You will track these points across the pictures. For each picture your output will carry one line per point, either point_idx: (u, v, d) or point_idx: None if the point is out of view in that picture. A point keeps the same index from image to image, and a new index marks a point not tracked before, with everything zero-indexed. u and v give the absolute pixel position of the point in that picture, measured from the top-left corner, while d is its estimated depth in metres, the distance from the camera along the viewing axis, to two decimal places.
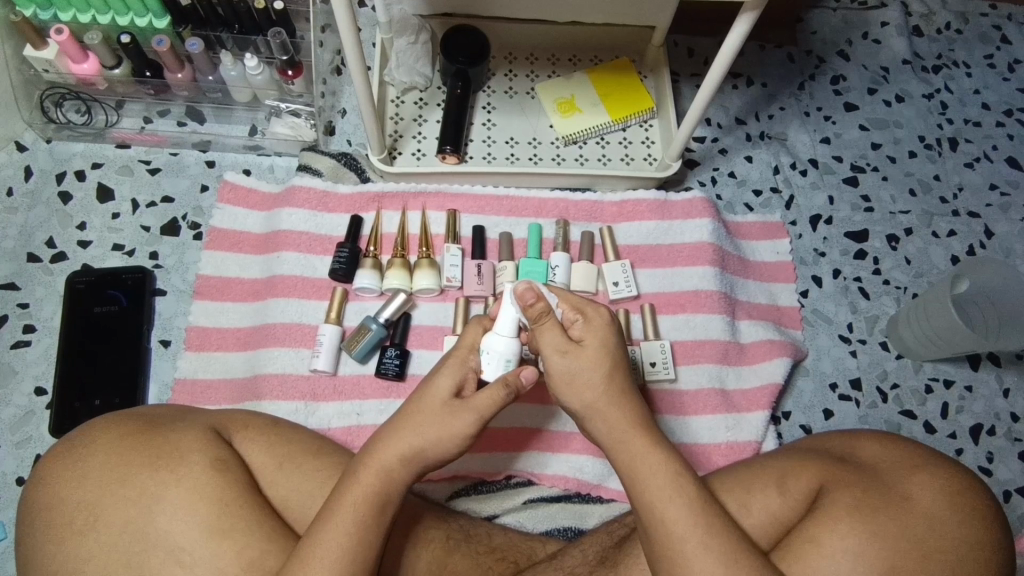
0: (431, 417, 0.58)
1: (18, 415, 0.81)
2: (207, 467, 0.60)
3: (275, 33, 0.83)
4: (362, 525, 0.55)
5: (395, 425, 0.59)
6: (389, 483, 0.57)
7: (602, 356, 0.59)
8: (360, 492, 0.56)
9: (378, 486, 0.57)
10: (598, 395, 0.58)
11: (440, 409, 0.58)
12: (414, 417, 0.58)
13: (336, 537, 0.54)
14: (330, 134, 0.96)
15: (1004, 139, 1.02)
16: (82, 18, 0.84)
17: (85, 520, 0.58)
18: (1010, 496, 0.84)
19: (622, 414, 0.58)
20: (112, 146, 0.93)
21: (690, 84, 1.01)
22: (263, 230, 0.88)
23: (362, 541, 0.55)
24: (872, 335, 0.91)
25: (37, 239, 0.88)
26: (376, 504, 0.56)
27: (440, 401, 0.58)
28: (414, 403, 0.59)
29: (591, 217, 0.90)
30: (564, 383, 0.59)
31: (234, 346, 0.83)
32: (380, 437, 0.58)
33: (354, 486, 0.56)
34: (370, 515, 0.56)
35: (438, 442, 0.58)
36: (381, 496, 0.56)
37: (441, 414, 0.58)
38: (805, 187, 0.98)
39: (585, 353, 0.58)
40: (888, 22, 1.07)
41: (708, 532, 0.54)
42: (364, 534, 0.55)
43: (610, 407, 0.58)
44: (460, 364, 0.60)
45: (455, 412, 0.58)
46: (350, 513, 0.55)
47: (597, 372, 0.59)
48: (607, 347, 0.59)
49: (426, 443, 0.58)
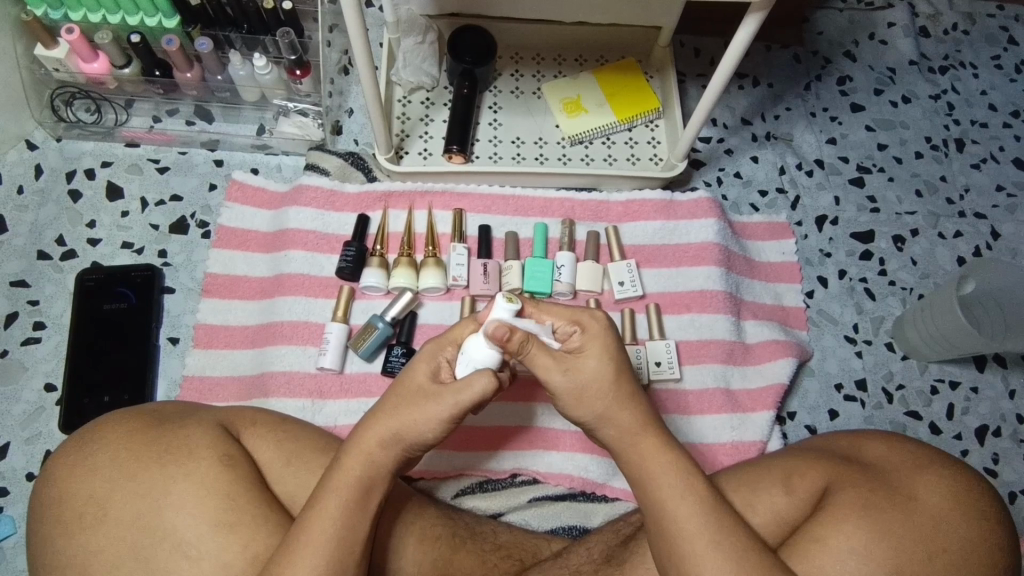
0: (405, 404, 0.58)
1: (28, 411, 0.82)
2: (215, 463, 0.61)
3: (284, 33, 0.84)
4: (347, 512, 0.56)
5: (372, 413, 0.59)
6: (371, 468, 0.57)
7: (600, 375, 0.57)
8: (345, 478, 0.57)
9: (361, 472, 0.57)
10: (608, 406, 0.58)
11: (410, 398, 0.58)
12: (388, 404, 0.58)
13: (321, 525, 0.55)
14: (337, 133, 0.96)
15: (1011, 141, 1.02)
16: (93, 17, 0.85)
17: (94, 514, 0.59)
18: (1015, 498, 0.83)
19: (633, 416, 0.58)
20: (121, 144, 0.94)
21: (696, 84, 1.01)
22: (270, 229, 0.88)
23: (347, 527, 0.55)
24: (878, 335, 0.91)
25: (47, 237, 0.89)
26: (359, 490, 0.57)
27: (413, 387, 0.58)
28: (391, 392, 0.59)
29: (596, 217, 0.91)
30: (572, 397, 0.57)
31: (242, 343, 0.83)
32: (360, 427, 0.59)
33: (338, 473, 0.57)
34: (354, 502, 0.56)
35: (413, 430, 0.57)
36: (364, 482, 0.57)
37: (411, 402, 0.58)
38: (810, 187, 0.98)
39: (583, 372, 0.57)
40: (895, 23, 1.07)
41: (714, 533, 0.54)
42: (349, 520, 0.56)
43: (621, 412, 0.58)
44: (431, 357, 0.59)
45: (424, 399, 0.57)
46: (335, 501, 0.56)
47: (607, 387, 0.57)
48: (609, 362, 0.58)
49: (401, 429, 0.57)
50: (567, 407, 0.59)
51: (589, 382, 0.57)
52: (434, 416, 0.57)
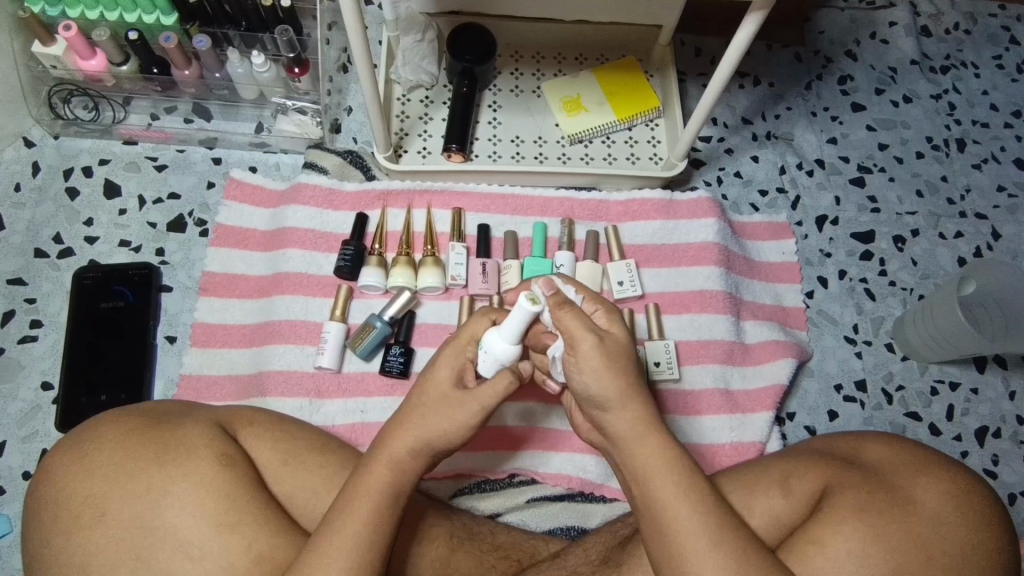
0: (432, 408, 0.59)
1: (25, 409, 0.81)
2: (213, 463, 0.60)
3: (283, 31, 0.83)
4: (376, 514, 0.55)
5: (399, 418, 0.59)
6: (401, 474, 0.57)
7: (626, 346, 0.58)
8: (374, 484, 0.56)
9: (391, 478, 0.57)
10: (624, 390, 0.57)
11: (437, 402, 0.59)
12: (417, 408, 0.59)
13: (352, 525, 0.55)
14: (336, 131, 0.96)
15: (1012, 140, 1.02)
16: (91, 15, 0.84)
17: (91, 515, 0.58)
18: (1015, 499, 0.83)
19: (638, 412, 0.57)
20: (119, 142, 0.93)
21: (696, 83, 1.01)
22: (269, 227, 0.88)
23: (376, 531, 0.55)
24: (878, 336, 0.91)
25: (44, 235, 0.88)
26: (388, 495, 0.56)
27: (437, 390, 0.59)
28: (416, 395, 0.60)
29: (596, 216, 0.90)
30: (602, 366, 0.56)
31: (240, 342, 0.83)
32: (388, 433, 0.59)
33: (366, 478, 0.57)
34: (384, 505, 0.56)
35: (444, 431, 0.58)
36: (392, 489, 0.57)
37: (441, 407, 0.58)
38: (810, 187, 0.98)
39: (613, 341, 0.57)
40: (896, 22, 1.06)
41: (712, 536, 0.54)
42: (378, 523, 0.55)
43: (631, 404, 0.57)
44: (455, 359, 0.60)
45: (456, 406, 0.58)
46: (365, 503, 0.56)
47: (630, 365, 0.57)
48: (629, 337, 0.59)
49: (433, 433, 0.58)
50: (590, 376, 0.56)
51: (618, 351, 0.57)
52: (465, 421, 0.58)
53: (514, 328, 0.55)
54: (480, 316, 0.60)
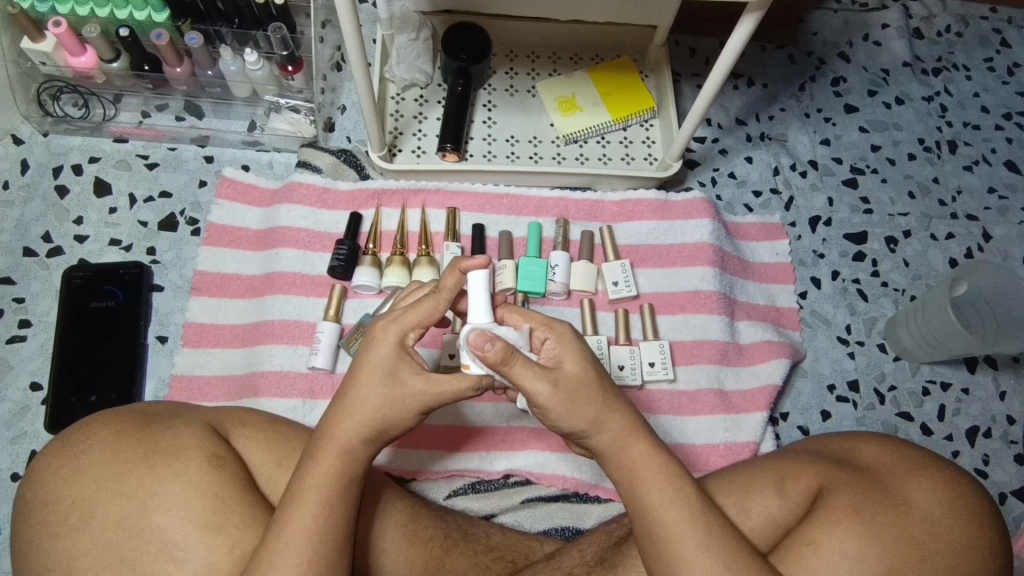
0: (374, 390, 0.55)
1: (13, 410, 0.80)
2: (203, 465, 0.60)
3: (276, 28, 0.83)
4: (329, 505, 0.54)
5: (340, 404, 0.57)
6: (349, 462, 0.56)
7: (586, 377, 0.55)
8: (322, 475, 0.55)
9: (341, 466, 0.55)
10: (600, 410, 0.55)
11: (389, 390, 0.55)
12: (365, 393, 0.56)
13: (301, 522, 0.54)
14: (330, 130, 0.95)
15: (1003, 143, 1.03)
16: (81, 11, 0.83)
17: (79, 517, 0.58)
18: (1005, 498, 0.84)
19: (622, 420, 0.56)
20: (109, 140, 0.92)
21: (691, 84, 1.01)
22: (261, 226, 0.87)
23: (331, 521, 0.54)
24: (870, 337, 0.91)
25: (33, 233, 0.87)
26: (338, 484, 0.55)
27: (378, 371, 0.56)
28: (356, 380, 0.56)
29: (591, 216, 0.90)
30: (564, 408, 0.54)
31: (232, 342, 0.82)
32: (330, 418, 0.57)
33: (313, 469, 0.55)
34: (336, 495, 0.55)
35: (400, 421, 0.56)
36: (345, 477, 0.55)
37: (382, 391, 0.55)
38: (804, 188, 0.98)
39: (568, 377, 0.54)
40: (889, 24, 1.07)
41: (699, 539, 0.54)
42: (331, 513, 0.54)
43: (612, 415, 0.56)
44: (393, 336, 0.56)
45: (406, 393, 0.55)
46: (313, 495, 0.54)
47: (595, 391, 0.55)
48: (587, 362, 0.56)
49: (384, 420, 0.56)
50: (555, 417, 0.55)
51: (578, 385, 0.55)
52: (418, 405, 0.56)
53: (479, 300, 0.55)
54: (432, 297, 0.57)
